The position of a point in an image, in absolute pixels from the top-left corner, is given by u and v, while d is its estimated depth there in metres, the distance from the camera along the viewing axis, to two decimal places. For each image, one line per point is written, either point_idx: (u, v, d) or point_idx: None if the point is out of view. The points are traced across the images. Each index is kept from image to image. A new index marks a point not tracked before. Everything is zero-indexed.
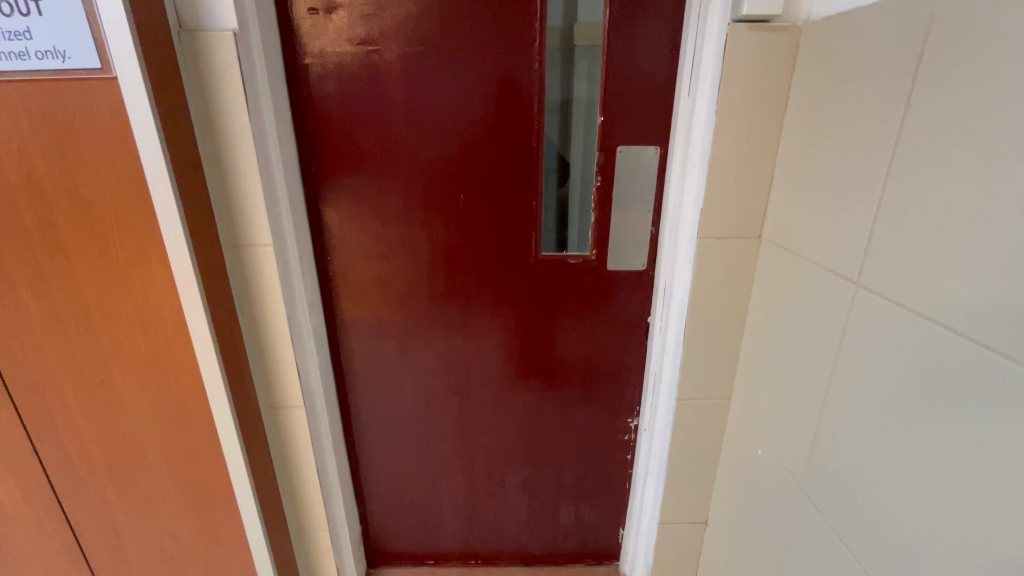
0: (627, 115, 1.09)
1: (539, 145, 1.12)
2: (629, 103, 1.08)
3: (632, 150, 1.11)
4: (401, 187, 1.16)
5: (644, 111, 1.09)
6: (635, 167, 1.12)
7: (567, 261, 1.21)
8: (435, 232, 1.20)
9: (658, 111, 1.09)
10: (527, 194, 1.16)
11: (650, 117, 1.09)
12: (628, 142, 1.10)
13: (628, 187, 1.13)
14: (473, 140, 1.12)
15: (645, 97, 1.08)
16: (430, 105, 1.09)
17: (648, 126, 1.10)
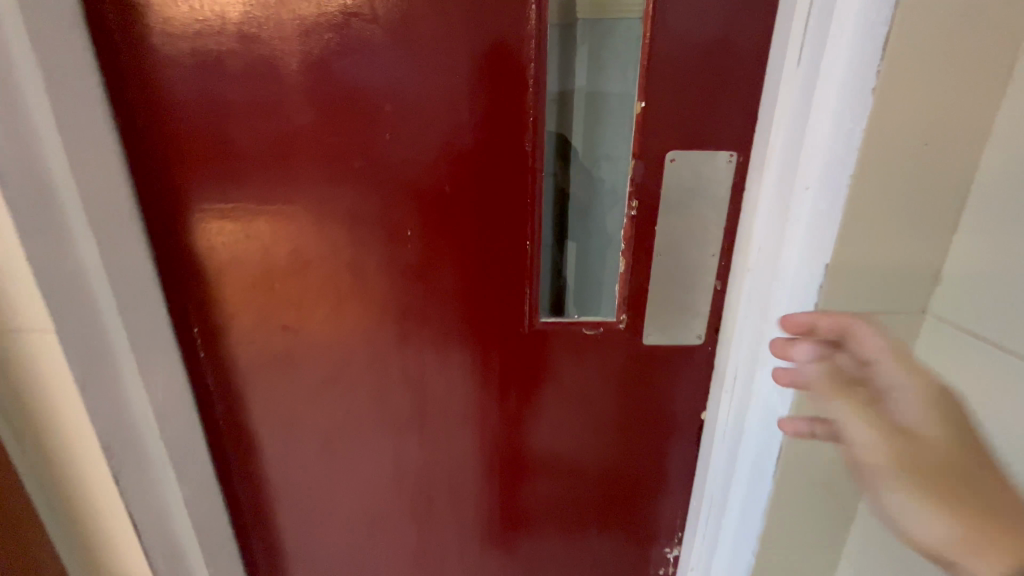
0: (685, 98, 0.64)
1: (539, 150, 0.67)
2: (689, 79, 0.64)
3: (690, 158, 0.67)
4: (308, 216, 0.70)
5: (714, 95, 0.64)
6: (693, 184, 0.68)
7: (581, 332, 0.76)
8: (367, 288, 0.73)
9: (737, 93, 0.65)
10: (516, 228, 0.71)
11: (723, 104, 0.65)
12: (685, 144, 0.66)
13: (680, 217, 0.69)
14: (428, 140, 0.66)
15: (717, 69, 0.63)
16: (349, 80, 0.63)
17: (718, 119, 0.66)
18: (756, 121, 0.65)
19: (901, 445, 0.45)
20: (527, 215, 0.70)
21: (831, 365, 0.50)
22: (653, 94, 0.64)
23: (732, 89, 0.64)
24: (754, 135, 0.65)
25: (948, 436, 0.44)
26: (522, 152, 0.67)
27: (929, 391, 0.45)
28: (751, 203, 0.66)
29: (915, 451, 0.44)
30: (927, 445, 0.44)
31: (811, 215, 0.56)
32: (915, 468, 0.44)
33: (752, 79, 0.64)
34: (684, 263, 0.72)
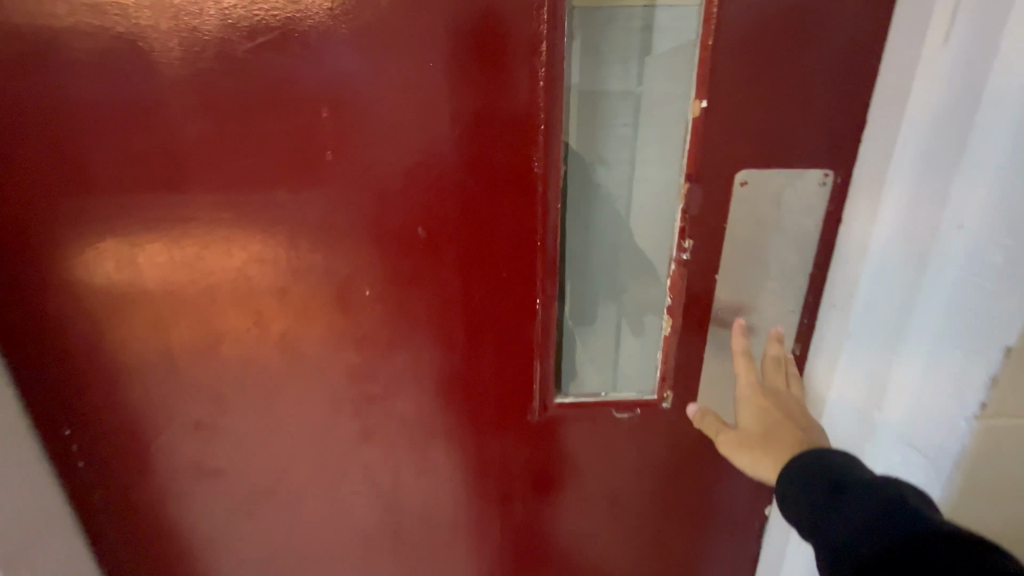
0: (766, 94, 0.44)
1: (551, 171, 0.46)
2: (773, 66, 0.44)
3: (769, 179, 0.47)
4: (217, 272, 0.48)
5: (807, 87, 0.44)
6: (771, 216, 0.48)
7: (611, 416, 0.56)
8: (311, 366, 0.52)
9: (841, 86, 0.44)
10: (520, 282, 0.50)
11: (820, 101, 0.45)
12: (763, 159, 0.46)
13: (750, 261, 0.49)
14: (391, 161, 0.45)
15: (813, 51, 0.43)
16: (264, 72, 0.41)
17: (811, 123, 0.45)
18: (865, 126, 0.45)
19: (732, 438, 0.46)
20: (535, 263, 0.49)
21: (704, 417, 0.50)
22: (719, 88, 0.44)
23: (837, 79, 0.44)
24: (864, 144, 0.45)
25: (766, 419, 0.45)
26: (526, 175, 0.46)
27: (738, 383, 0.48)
28: (856, 242, 0.46)
29: (739, 440, 0.45)
30: (744, 431, 0.45)
31: (962, 298, 0.39)
32: (760, 450, 0.43)
33: (864, 64, 0.44)
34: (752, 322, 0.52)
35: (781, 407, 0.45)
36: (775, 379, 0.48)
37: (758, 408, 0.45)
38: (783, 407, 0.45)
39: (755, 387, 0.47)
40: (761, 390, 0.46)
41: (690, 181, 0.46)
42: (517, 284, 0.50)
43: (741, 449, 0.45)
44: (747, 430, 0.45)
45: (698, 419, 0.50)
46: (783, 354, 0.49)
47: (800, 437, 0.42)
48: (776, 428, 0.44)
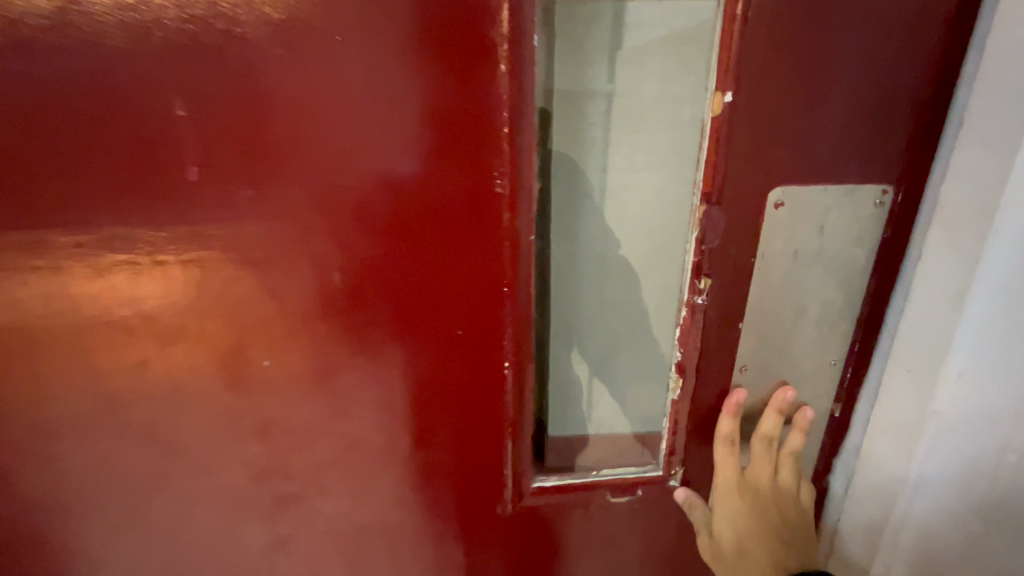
0: (819, 83, 0.31)
1: (522, 191, 0.33)
2: (828, 42, 0.30)
3: (817, 199, 0.34)
4: (37, 336, 0.33)
5: (875, 73, 0.31)
6: (818, 248, 0.35)
7: (604, 499, 0.43)
8: (193, 456, 0.37)
9: (920, 71, 0.32)
10: (482, 339, 0.37)
11: (890, 91, 0.32)
12: (811, 172, 0.33)
13: (785, 306, 0.37)
14: (290, 181, 0.31)
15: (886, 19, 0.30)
16: (72, 45, 0.27)
17: (877, 123, 0.33)
18: (947, 124, 0.33)
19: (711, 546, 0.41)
20: (503, 316, 0.36)
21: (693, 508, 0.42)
22: (752, 75, 0.31)
23: (915, 63, 0.31)
24: (979, 149, 0.31)
25: (748, 533, 0.39)
26: (486, 197, 0.33)
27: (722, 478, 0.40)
28: (949, 293, 0.33)
29: (715, 551, 0.41)
30: (720, 543, 0.40)
31: None
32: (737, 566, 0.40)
33: (952, 40, 0.31)
34: (784, 384, 0.40)
35: (766, 513, 0.39)
36: (762, 469, 0.40)
37: (736, 513, 0.39)
38: (767, 512, 0.39)
39: (737, 489, 0.40)
40: (745, 493, 0.40)
41: (708, 203, 0.34)
42: (478, 343, 0.37)
43: (717, 560, 0.41)
44: (724, 544, 0.40)
45: (687, 509, 0.42)
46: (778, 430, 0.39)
47: (782, 556, 0.38)
48: (753, 541, 0.39)
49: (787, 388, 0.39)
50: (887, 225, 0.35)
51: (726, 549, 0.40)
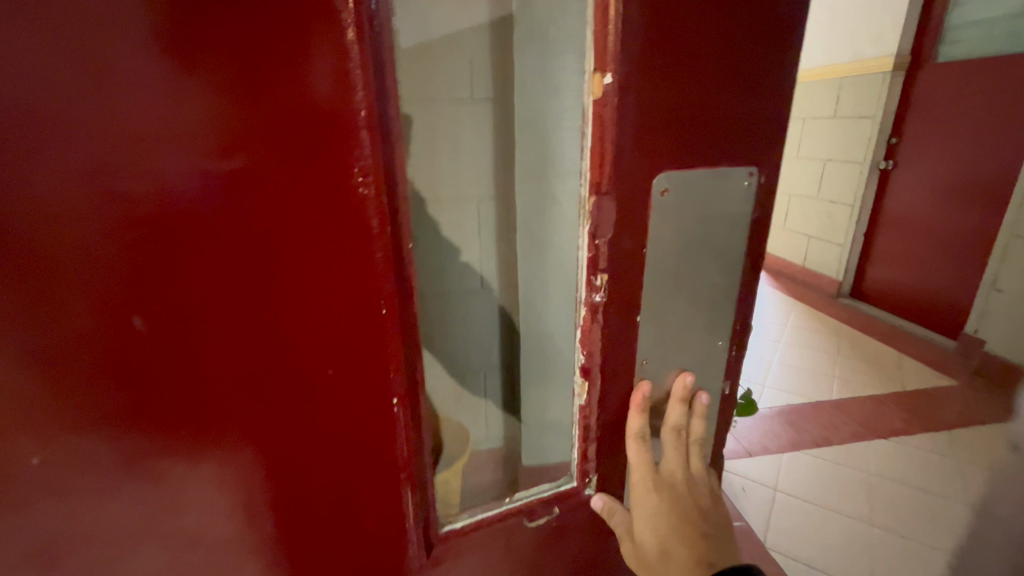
0: (691, 63, 0.30)
1: (389, 197, 0.29)
2: (696, 22, 0.30)
3: (700, 185, 0.34)
4: None
5: (739, 55, 0.31)
6: (705, 236, 0.35)
7: (521, 527, 0.40)
8: None
9: (776, 57, 0.33)
10: (361, 367, 0.31)
11: (754, 74, 0.32)
12: (691, 159, 0.33)
13: (679, 296, 0.36)
14: (63, 201, 0.23)
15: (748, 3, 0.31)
16: None
17: (745, 107, 0.33)
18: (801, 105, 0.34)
19: (633, 550, 0.40)
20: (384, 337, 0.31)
21: (612, 512, 0.41)
22: (630, 53, 0.29)
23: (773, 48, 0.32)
24: None
25: (665, 530, 0.39)
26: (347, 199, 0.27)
27: (636, 478, 0.39)
28: None
29: (637, 555, 0.40)
30: (640, 546, 0.39)
31: None
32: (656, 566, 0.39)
33: (800, 29, 0.33)
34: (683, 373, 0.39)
35: (679, 506, 0.39)
36: (672, 462, 0.40)
37: (655, 514, 0.39)
38: (680, 505, 0.39)
39: (651, 487, 0.39)
40: (658, 489, 0.39)
41: (598, 192, 0.32)
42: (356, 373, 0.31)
43: (638, 562, 0.40)
44: (644, 546, 0.39)
45: (608, 516, 0.41)
46: (683, 420, 0.39)
47: (699, 546, 0.39)
48: (671, 537, 0.38)
49: (686, 376, 0.38)
50: (757, 208, 0.36)
51: (647, 551, 0.39)
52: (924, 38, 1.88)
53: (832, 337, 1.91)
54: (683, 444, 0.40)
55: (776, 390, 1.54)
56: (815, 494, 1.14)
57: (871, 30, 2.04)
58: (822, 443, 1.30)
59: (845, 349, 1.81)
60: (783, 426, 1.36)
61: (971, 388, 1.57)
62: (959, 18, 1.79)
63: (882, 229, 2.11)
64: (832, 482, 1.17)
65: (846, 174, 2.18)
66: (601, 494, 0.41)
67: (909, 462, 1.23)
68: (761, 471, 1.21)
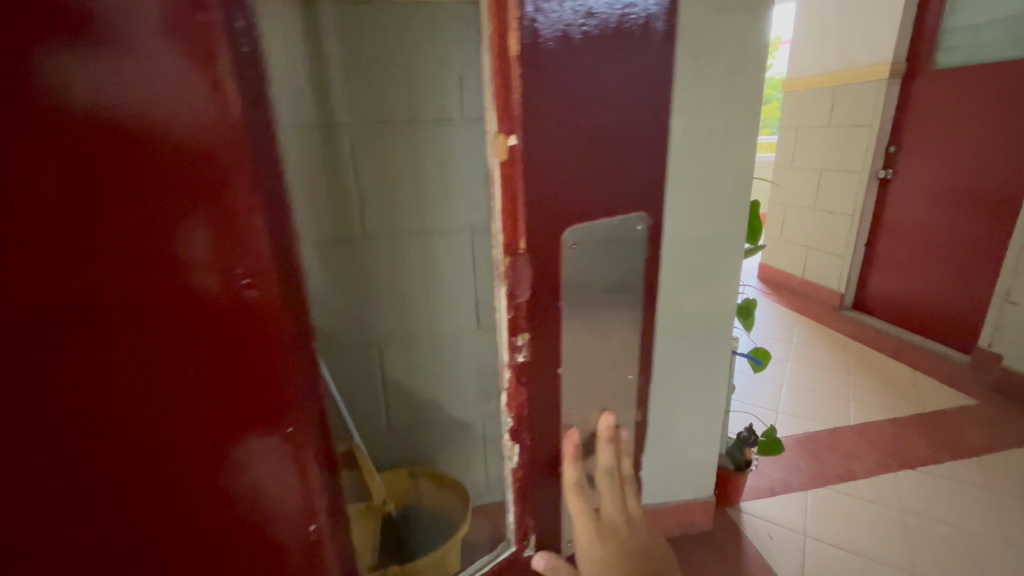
0: (595, 121, 0.30)
1: (279, 284, 0.32)
2: (597, 82, 0.29)
3: (612, 237, 0.33)
4: None
5: (642, 110, 0.31)
6: (626, 284, 0.35)
7: None
8: None
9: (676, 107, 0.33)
10: (268, 432, 0.34)
11: (657, 128, 0.32)
12: (601, 213, 0.32)
13: (603, 345, 0.35)
14: None
15: (650, 59, 0.30)
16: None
17: (652, 157, 0.33)
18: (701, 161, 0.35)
19: None
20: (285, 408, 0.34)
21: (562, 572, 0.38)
22: (533, 114, 0.28)
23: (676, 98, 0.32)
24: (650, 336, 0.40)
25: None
26: (234, 302, 0.30)
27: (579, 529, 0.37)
28: None
29: None
30: None
31: None
32: None
33: None
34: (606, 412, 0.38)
35: (625, 551, 0.37)
36: (613, 506, 0.38)
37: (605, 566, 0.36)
38: (626, 549, 0.37)
39: (595, 536, 0.37)
40: (601, 537, 0.37)
41: (514, 255, 0.30)
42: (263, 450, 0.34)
43: None
44: None
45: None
46: (613, 460, 0.38)
47: None
48: None
49: (608, 415, 0.37)
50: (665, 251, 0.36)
51: None
52: (920, 47, 1.86)
53: (838, 354, 1.87)
54: (620, 486, 0.38)
55: (787, 416, 1.49)
56: (848, 538, 1.06)
57: (864, 37, 2.01)
58: (849, 479, 1.23)
59: (855, 369, 1.75)
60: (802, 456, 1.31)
61: (988, 407, 1.52)
62: (957, 22, 1.75)
63: (885, 240, 2.07)
64: (865, 524, 1.10)
65: (845, 184, 2.14)
66: (543, 552, 0.39)
67: (936, 498, 1.17)
68: (788, 514, 1.13)
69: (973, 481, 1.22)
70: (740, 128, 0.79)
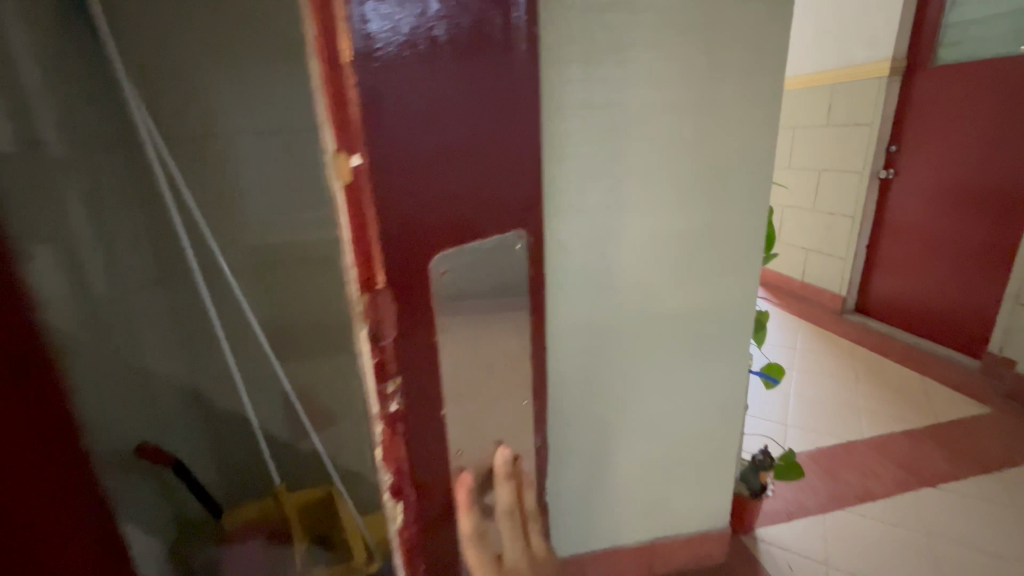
0: (444, 135, 0.26)
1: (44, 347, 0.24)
2: (443, 89, 0.26)
3: (482, 262, 0.31)
4: None
5: (495, 123, 0.29)
6: (503, 310, 0.33)
7: None
8: None
9: (533, 123, 0.31)
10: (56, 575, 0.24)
11: (512, 144, 0.30)
12: (466, 235, 0.29)
13: (480, 375, 0.34)
14: None
15: (505, 70, 0.28)
16: None
17: (516, 179, 0.31)
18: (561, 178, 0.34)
19: None
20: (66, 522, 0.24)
21: None
22: (372, 126, 0.23)
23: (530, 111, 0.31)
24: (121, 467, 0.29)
25: None
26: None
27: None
28: None
29: None
30: None
31: None
32: None
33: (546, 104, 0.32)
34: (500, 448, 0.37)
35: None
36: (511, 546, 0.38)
37: None
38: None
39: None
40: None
41: (376, 294, 0.26)
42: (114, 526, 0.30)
43: None
44: None
45: None
46: (513, 498, 0.38)
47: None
48: None
49: (505, 451, 0.37)
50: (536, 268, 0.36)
51: None
52: (920, 42, 1.80)
53: (848, 361, 1.80)
54: (517, 525, 0.38)
55: (798, 430, 1.42)
56: (868, 568, 0.99)
57: (862, 34, 1.95)
58: (866, 500, 1.16)
59: (864, 377, 1.69)
60: (813, 474, 1.24)
61: (1012, 416, 1.45)
62: (957, 18, 1.72)
63: (884, 241, 2.01)
64: (886, 551, 1.03)
65: (844, 184, 2.08)
66: None
67: (957, 519, 1.10)
68: (805, 542, 1.06)
69: (998, 500, 1.15)
70: (730, 131, 0.73)
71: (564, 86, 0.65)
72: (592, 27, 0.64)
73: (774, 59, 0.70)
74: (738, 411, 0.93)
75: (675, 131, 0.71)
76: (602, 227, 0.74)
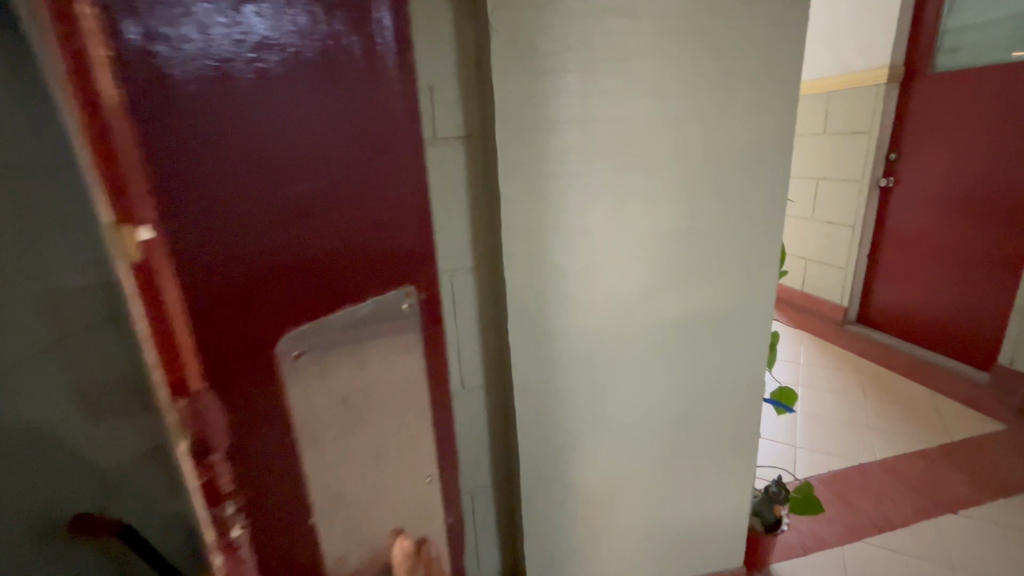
0: (255, 196, 0.29)
1: None
2: (247, 160, 0.29)
3: (329, 351, 0.35)
4: None
5: (319, 185, 0.32)
6: (359, 391, 0.38)
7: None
8: None
9: (363, 182, 0.35)
10: None
11: (338, 207, 0.34)
12: (296, 297, 0.33)
13: (336, 428, 0.37)
14: None
15: (326, 136, 0.32)
16: None
17: (349, 232, 0.35)
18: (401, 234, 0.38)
19: None
20: None
21: None
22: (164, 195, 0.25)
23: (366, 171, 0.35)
24: None
25: None
26: None
27: None
28: None
29: None
30: None
31: None
32: None
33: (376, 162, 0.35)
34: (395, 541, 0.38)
35: None
36: None
37: None
38: None
39: None
40: None
41: (192, 399, 0.28)
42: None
43: None
44: None
45: None
46: None
47: None
48: None
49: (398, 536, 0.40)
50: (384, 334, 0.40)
51: None
52: (918, 50, 1.77)
53: (854, 375, 1.74)
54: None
55: (808, 451, 1.36)
56: None
57: (858, 42, 1.93)
58: (884, 529, 1.09)
59: (872, 392, 1.63)
60: (827, 501, 1.17)
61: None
62: (956, 23, 1.67)
63: (887, 250, 1.96)
64: None
65: (842, 193, 2.04)
66: None
67: (984, 550, 1.03)
68: None
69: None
70: (739, 146, 0.67)
71: (559, 98, 0.59)
72: (590, 34, 0.58)
73: (786, 68, 0.65)
74: (749, 442, 0.87)
75: (681, 145, 0.65)
76: (603, 250, 0.68)
